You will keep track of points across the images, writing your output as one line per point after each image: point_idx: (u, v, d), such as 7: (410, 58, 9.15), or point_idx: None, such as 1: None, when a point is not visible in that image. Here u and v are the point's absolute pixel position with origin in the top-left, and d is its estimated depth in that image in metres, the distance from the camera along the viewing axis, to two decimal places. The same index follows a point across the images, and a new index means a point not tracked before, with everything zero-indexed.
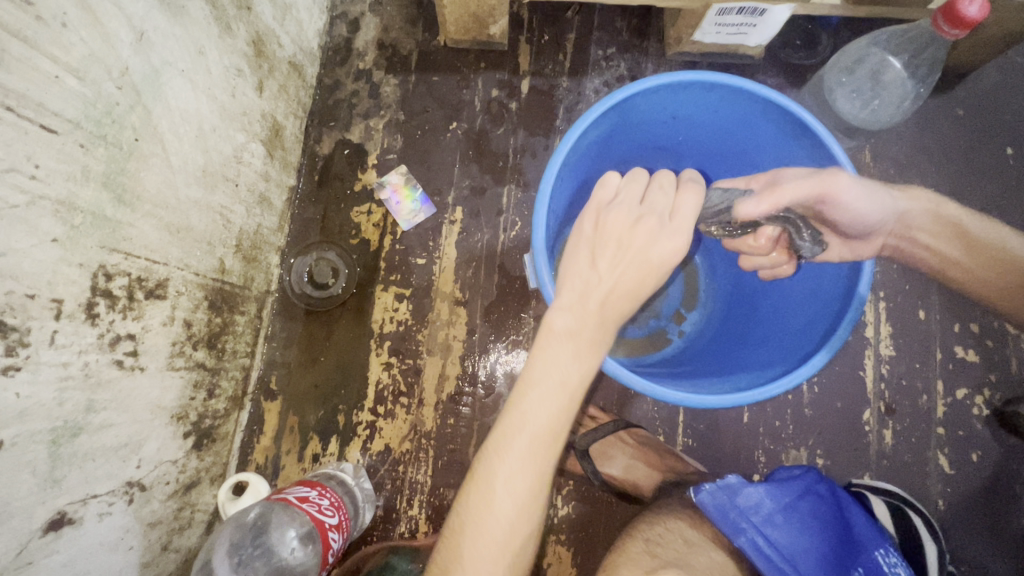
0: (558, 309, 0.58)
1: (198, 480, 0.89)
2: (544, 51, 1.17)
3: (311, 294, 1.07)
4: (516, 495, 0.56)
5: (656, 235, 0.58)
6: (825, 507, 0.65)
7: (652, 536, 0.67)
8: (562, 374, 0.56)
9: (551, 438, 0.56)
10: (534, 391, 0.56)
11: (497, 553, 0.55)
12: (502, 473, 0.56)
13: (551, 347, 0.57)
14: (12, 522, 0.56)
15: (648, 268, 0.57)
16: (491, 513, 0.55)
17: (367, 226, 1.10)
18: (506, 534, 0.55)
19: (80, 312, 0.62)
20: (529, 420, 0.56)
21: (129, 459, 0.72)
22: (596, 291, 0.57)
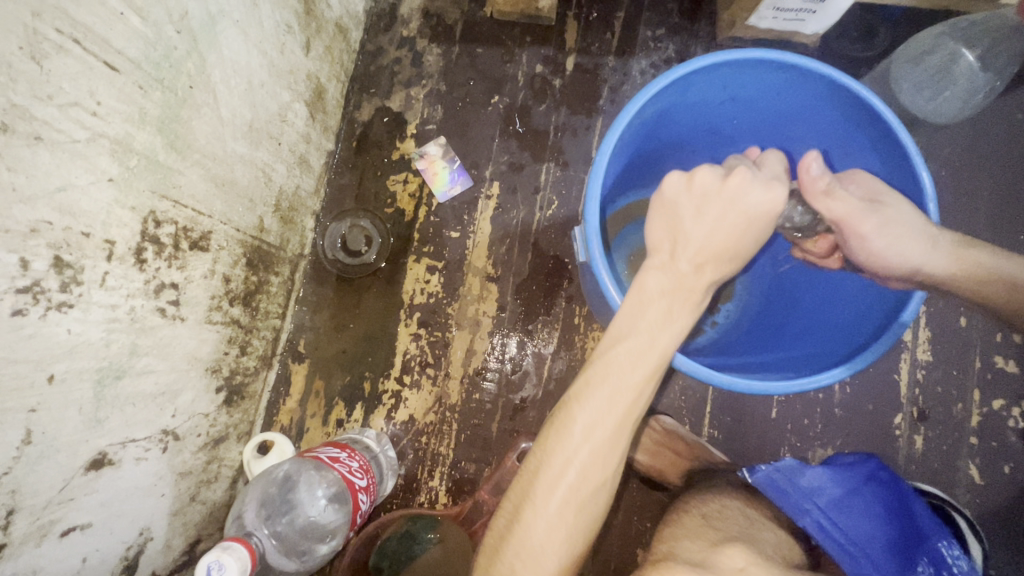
0: (651, 268, 0.60)
1: (226, 436, 0.89)
2: (592, 28, 1.15)
3: (343, 261, 1.06)
4: (591, 443, 0.56)
5: (750, 197, 0.57)
6: (887, 495, 0.66)
7: (709, 512, 0.66)
8: (651, 326, 0.58)
9: (636, 391, 0.57)
10: (620, 342, 0.59)
11: (567, 495, 0.55)
12: (583, 419, 0.57)
13: (641, 304, 0.59)
14: (58, 457, 0.56)
15: (726, 223, 0.58)
16: (571, 458, 0.56)
17: (403, 196, 1.09)
18: (581, 478, 0.56)
19: (130, 255, 0.62)
20: (614, 369, 0.57)
21: (166, 407, 0.73)
22: (687, 250, 0.59)
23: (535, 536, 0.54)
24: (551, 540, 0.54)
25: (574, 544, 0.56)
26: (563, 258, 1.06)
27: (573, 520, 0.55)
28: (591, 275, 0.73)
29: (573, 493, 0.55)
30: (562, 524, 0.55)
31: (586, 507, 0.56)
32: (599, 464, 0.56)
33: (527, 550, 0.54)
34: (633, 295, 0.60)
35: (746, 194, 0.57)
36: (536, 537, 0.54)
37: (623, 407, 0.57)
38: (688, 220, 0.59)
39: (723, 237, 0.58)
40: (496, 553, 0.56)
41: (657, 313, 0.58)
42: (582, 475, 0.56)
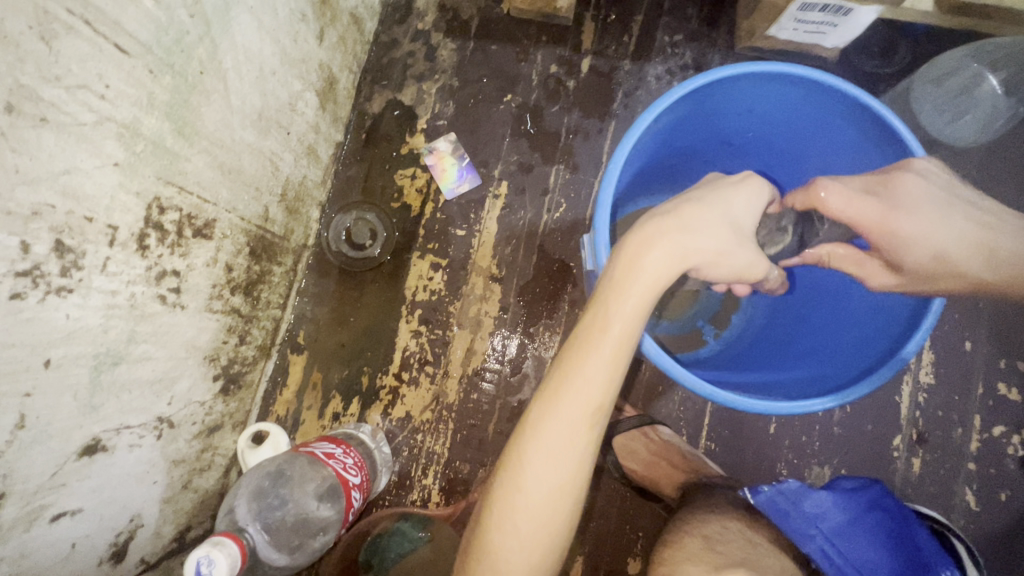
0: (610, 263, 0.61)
1: (221, 424, 0.89)
2: (609, 30, 1.13)
3: (347, 254, 1.06)
4: (541, 433, 0.55)
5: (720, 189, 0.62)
6: (891, 522, 0.66)
7: (710, 533, 0.66)
8: (601, 321, 0.56)
9: (583, 384, 0.55)
10: (574, 336, 0.58)
11: (525, 488, 0.55)
12: (535, 414, 0.56)
13: (594, 295, 0.58)
14: (51, 442, 0.56)
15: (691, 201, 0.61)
16: (524, 454, 0.56)
17: (410, 191, 1.08)
18: (533, 474, 0.55)
19: (132, 242, 0.61)
20: (564, 363, 0.56)
21: (162, 393, 0.72)
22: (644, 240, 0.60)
23: (491, 530, 0.56)
24: (510, 537, 0.55)
25: (535, 545, 0.55)
26: (568, 261, 1.05)
27: (529, 518, 0.55)
28: (597, 284, 0.72)
29: (525, 490, 0.55)
30: (514, 513, 0.55)
31: (542, 505, 0.55)
32: (549, 457, 0.55)
33: (490, 543, 0.55)
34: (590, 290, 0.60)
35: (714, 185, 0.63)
36: (492, 530, 0.55)
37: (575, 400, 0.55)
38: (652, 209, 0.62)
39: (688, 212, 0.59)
40: (478, 550, 0.57)
41: (607, 304, 0.56)
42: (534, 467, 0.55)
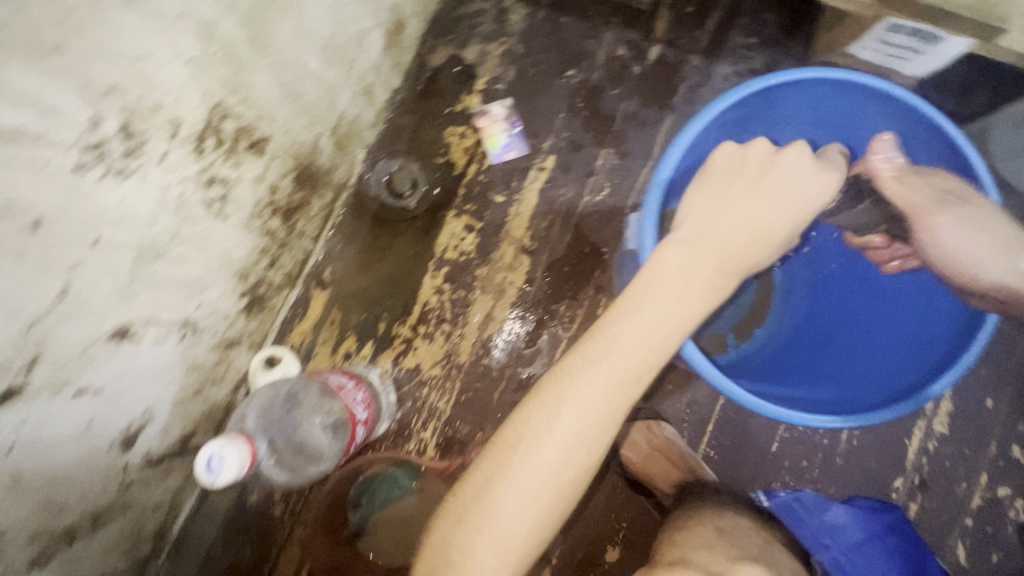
0: (673, 242, 0.61)
1: (239, 342, 0.91)
2: (683, 22, 1.11)
3: (384, 200, 1.06)
4: (589, 410, 0.55)
5: (801, 184, 0.62)
6: (904, 542, 0.76)
7: (724, 526, 0.67)
8: (672, 298, 0.58)
9: (638, 364, 0.56)
10: (629, 311, 0.58)
11: (558, 459, 0.55)
12: (582, 384, 0.56)
13: (659, 278, 0.59)
14: (86, 319, 0.58)
15: (767, 194, 0.62)
16: (579, 407, 0.55)
17: (457, 149, 1.08)
18: (574, 443, 0.55)
19: (191, 141, 0.62)
20: (619, 341, 0.56)
21: (192, 297, 0.73)
22: (718, 224, 0.61)
23: (513, 491, 0.54)
24: (533, 502, 0.54)
25: (564, 493, 0.56)
26: (600, 246, 1.05)
27: (572, 468, 0.55)
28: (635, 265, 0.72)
29: (573, 445, 0.55)
30: (541, 480, 0.55)
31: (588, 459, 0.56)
32: (591, 430, 0.55)
33: (507, 503, 0.54)
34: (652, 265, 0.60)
35: (795, 180, 0.63)
36: (529, 478, 0.54)
37: (626, 380, 0.56)
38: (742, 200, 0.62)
39: (761, 202, 0.62)
40: (470, 504, 0.55)
41: (675, 290, 0.58)
42: (571, 438, 0.55)
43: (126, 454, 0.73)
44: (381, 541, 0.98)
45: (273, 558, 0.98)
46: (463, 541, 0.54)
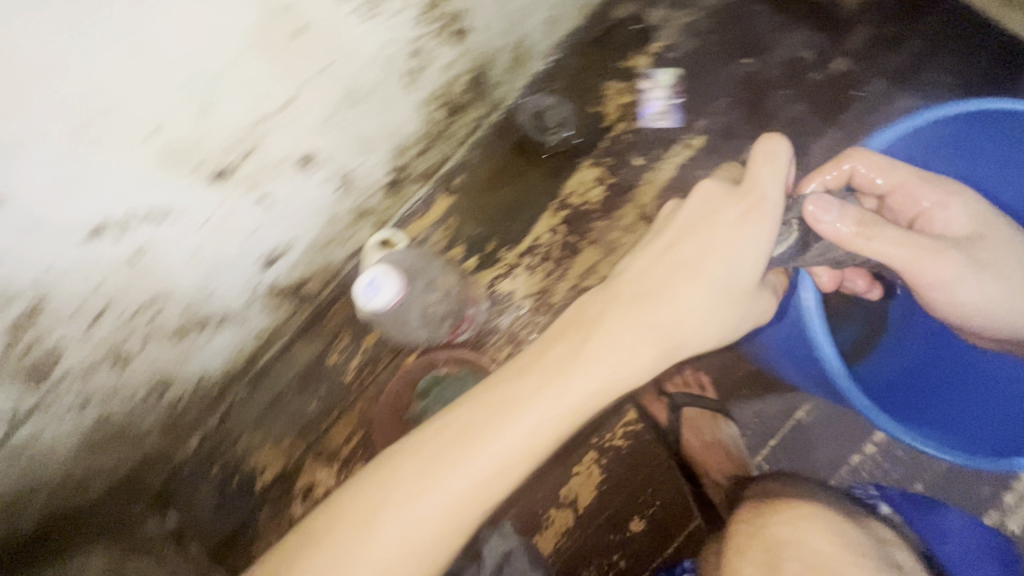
0: (625, 279, 0.66)
1: (370, 215, 0.97)
2: (881, 41, 1.06)
3: (529, 131, 1.09)
4: (525, 417, 0.60)
5: (738, 245, 0.63)
6: (1008, 550, 0.85)
7: (840, 504, 0.79)
8: (633, 341, 0.62)
9: (581, 385, 0.61)
10: (587, 337, 0.63)
11: (484, 457, 0.58)
12: (526, 392, 0.61)
13: (617, 315, 0.64)
14: (290, 135, 0.64)
15: (721, 245, 0.63)
16: (518, 417, 0.60)
17: (612, 103, 1.09)
18: (504, 448, 0.59)
19: (417, 5, 0.67)
20: (573, 362, 0.62)
21: (358, 154, 0.80)
22: (663, 270, 0.65)
23: (432, 480, 0.58)
24: (453, 487, 0.58)
25: (461, 526, 0.58)
26: None
27: (491, 481, 0.58)
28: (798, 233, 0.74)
29: (487, 468, 0.58)
30: (467, 472, 0.58)
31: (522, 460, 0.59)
32: (521, 436, 0.59)
33: (416, 496, 0.58)
34: (643, 293, 0.64)
35: (734, 244, 0.63)
36: (422, 509, 0.57)
37: (568, 403, 0.60)
38: (723, 239, 0.63)
39: (717, 253, 0.63)
40: (389, 485, 0.59)
41: (634, 334, 0.63)
42: (509, 436, 0.59)
43: (262, 272, 0.82)
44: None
45: (333, 416, 1.07)
46: (376, 512, 0.58)
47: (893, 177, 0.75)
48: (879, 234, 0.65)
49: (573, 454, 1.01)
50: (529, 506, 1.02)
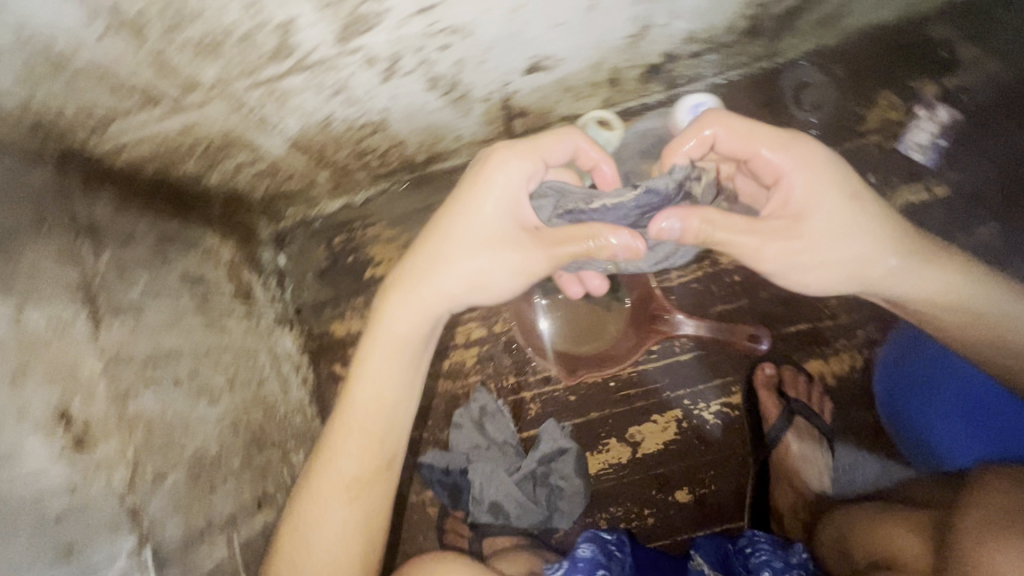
0: (478, 221, 0.65)
1: (613, 89, 0.96)
2: None
3: (784, 96, 1.04)
4: (402, 336, 0.68)
5: (497, 177, 0.65)
6: None
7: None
8: (466, 273, 0.66)
9: (448, 301, 0.68)
10: (443, 269, 0.66)
11: (373, 404, 0.68)
12: (363, 395, 0.68)
13: (437, 257, 0.67)
14: None
15: (510, 192, 0.65)
16: (368, 383, 0.68)
17: (875, 113, 1.04)
18: (405, 362, 0.68)
19: None
20: (429, 285, 0.67)
21: (666, 11, 0.78)
22: (491, 220, 0.66)
23: (326, 466, 0.69)
24: (362, 418, 0.68)
25: (411, 370, 0.69)
26: None
27: (382, 405, 0.68)
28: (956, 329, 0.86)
29: (389, 396, 0.68)
30: (360, 429, 0.68)
31: (399, 372, 0.69)
32: (424, 323, 0.69)
33: (335, 465, 0.68)
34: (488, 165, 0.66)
35: (504, 179, 0.65)
36: (341, 471, 0.67)
37: (448, 303, 0.68)
38: (483, 246, 0.65)
39: (505, 190, 0.65)
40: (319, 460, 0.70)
41: (498, 254, 0.65)
42: (387, 373, 0.68)
43: (518, 76, 0.82)
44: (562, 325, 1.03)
45: None
46: (324, 465, 0.69)
47: (797, 186, 0.64)
48: (721, 225, 0.61)
49: (661, 403, 1.02)
50: (596, 422, 1.02)
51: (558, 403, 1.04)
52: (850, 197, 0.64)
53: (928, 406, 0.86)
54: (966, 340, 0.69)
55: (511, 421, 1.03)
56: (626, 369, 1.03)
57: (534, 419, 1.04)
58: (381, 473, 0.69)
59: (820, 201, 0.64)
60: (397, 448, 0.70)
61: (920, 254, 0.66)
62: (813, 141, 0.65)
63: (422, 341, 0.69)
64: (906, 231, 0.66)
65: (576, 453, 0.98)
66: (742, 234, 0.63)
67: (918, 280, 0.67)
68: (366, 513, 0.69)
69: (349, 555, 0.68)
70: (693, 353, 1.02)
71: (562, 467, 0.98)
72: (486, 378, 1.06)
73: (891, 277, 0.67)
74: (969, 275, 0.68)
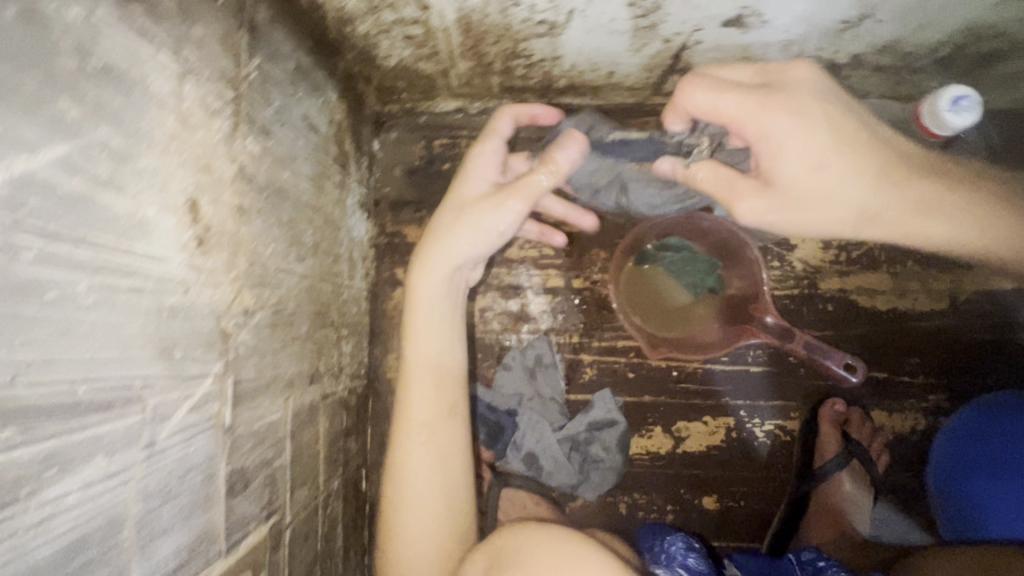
0: (466, 190, 0.77)
1: None
2: None
3: None
4: (432, 309, 0.77)
5: (483, 156, 0.78)
6: None
7: None
8: (470, 224, 0.74)
9: (455, 262, 0.76)
10: (439, 241, 0.76)
11: (426, 404, 0.76)
12: (415, 394, 0.76)
13: (436, 226, 0.77)
14: None
15: (486, 160, 0.78)
16: (416, 336, 0.77)
17: None
18: (443, 352, 0.77)
19: None
20: (446, 261, 0.75)
21: (896, 8, 0.73)
22: (478, 177, 0.77)
23: (399, 473, 0.75)
24: (418, 421, 0.76)
25: (454, 353, 0.78)
26: (992, 371, 0.98)
27: (434, 355, 0.76)
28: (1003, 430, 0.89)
29: (432, 349, 0.77)
30: (421, 428, 0.76)
31: (439, 326, 0.77)
32: (450, 303, 0.78)
33: (406, 472, 0.75)
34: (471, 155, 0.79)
35: (485, 152, 0.78)
36: (409, 416, 0.76)
37: (454, 266, 0.76)
38: (467, 207, 0.76)
39: (473, 166, 0.78)
40: (392, 472, 0.76)
41: (478, 212, 0.74)
42: (426, 356, 0.77)
43: (716, 25, 0.76)
44: (647, 304, 0.97)
45: None
46: (399, 480, 0.75)
47: (776, 125, 0.62)
48: (702, 167, 0.68)
49: (717, 407, 0.99)
50: (646, 406, 1.00)
51: (615, 375, 1.00)
52: (829, 119, 0.63)
53: (971, 470, 0.83)
54: (986, 242, 0.71)
55: (560, 376, 1.00)
56: (692, 363, 1.00)
57: (586, 383, 1.00)
58: (450, 419, 0.77)
59: (797, 139, 0.61)
60: (458, 399, 0.78)
61: (892, 181, 0.65)
62: (784, 90, 0.63)
63: (448, 295, 0.78)
64: (887, 164, 0.65)
65: (624, 429, 0.96)
66: (720, 179, 0.66)
67: (896, 208, 0.66)
68: (444, 455, 0.76)
69: (435, 494, 0.74)
70: (764, 368, 0.99)
71: (605, 438, 0.95)
72: (551, 328, 1.01)
73: (881, 210, 0.66)
74: (940, 201, 0.68)
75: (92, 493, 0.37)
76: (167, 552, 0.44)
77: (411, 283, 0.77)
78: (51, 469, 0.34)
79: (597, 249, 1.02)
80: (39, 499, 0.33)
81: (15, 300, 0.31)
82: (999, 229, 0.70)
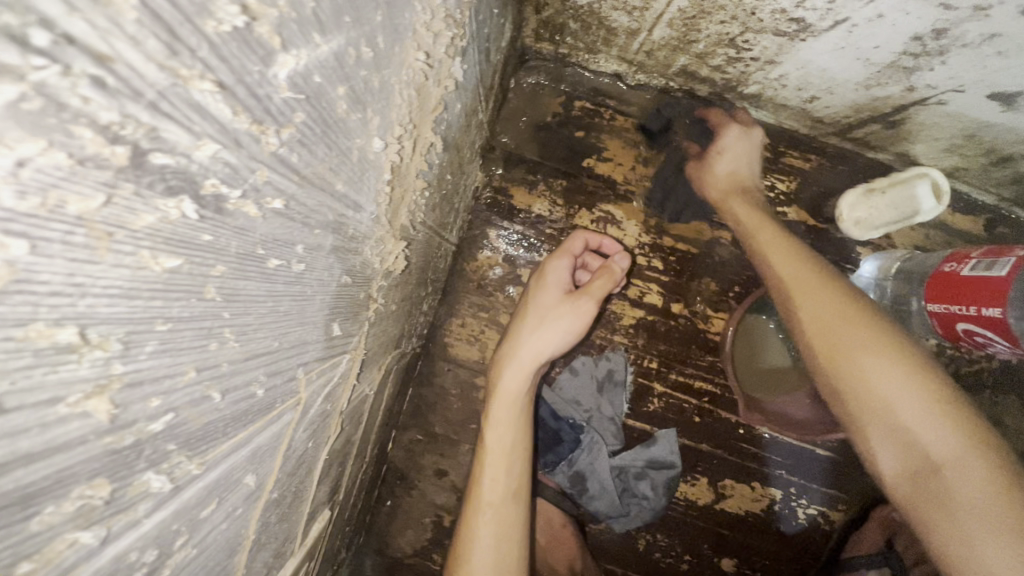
0: (547, 296, 0.69)
1: (988, 166, 0.79)
2: None
3: None
4: (510, 402, 0.64)
5: (561, 268, 0.71)
6: None
7: None
8: (551, 328, 0.66)
9: (534, 364, 0.65)
10: (530, 334, 0.66)
11: (501, 489, 0.62)
12: (488, 481, 0.62)
13: (516, 332, 0.68)
14: None
15: (548, 279, 0.70)
16: (493, 423, 0.64)
17: None
18: (516, 443, 0.64)
19: None
20: (532, 354, 0.65)
21: None
22: (549, 287, 0.69)
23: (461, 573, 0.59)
24: (490, 509, 0.61)
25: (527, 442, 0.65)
26: None
27: (514, 442, 0.63)
28: None
29: (518, 434, 0.64)
30: (489, 513, 0.61)
31: (521, 422, 0.65)
32: (522, 396, 0.65)
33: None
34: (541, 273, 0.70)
35: (562, 264, 0.71)
36: (480, 492, 0.62)
37: (535, 363, 0.65)
38: (550, 312, 0.67)
39: (552, 280, 0.70)
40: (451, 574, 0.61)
41: (558, 323, 0.66)
42: (504, 443, 0.63)
43: (981, 92, 0.63)
44: (747, 367, 0.89)
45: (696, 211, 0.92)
46: None
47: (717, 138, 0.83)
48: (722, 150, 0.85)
49: (769, 475, 0.93)
50: (701, 455, 0.93)
51: (681, 415, 0.92)
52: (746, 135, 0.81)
53: None
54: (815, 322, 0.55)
55: (625, 399, 0.92)
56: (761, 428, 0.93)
57: (649, 414, 0.92)
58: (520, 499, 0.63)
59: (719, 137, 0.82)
60: (528, 476, 0.64)
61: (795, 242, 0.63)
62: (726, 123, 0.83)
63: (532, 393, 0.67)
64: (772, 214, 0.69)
65: (677, 473, 0.91)
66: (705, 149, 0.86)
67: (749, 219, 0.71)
68: (507, 542, 0.61)
69: None
70: (831, 454, 0.93)
71: (656, 478, 0.91)
72: (632, 346, 0.91)
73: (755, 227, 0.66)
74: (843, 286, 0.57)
75: (233, 519, 0.27)
76: (261, 564, 0.35)
77: (494, 376, 0.66)
78: (209, 506, 0.23)
79: (709, 278, 0.91)
80: (191, 544, 0.23)
81: (242, 272, 0.20)
82: (817, 297, 0.56)
